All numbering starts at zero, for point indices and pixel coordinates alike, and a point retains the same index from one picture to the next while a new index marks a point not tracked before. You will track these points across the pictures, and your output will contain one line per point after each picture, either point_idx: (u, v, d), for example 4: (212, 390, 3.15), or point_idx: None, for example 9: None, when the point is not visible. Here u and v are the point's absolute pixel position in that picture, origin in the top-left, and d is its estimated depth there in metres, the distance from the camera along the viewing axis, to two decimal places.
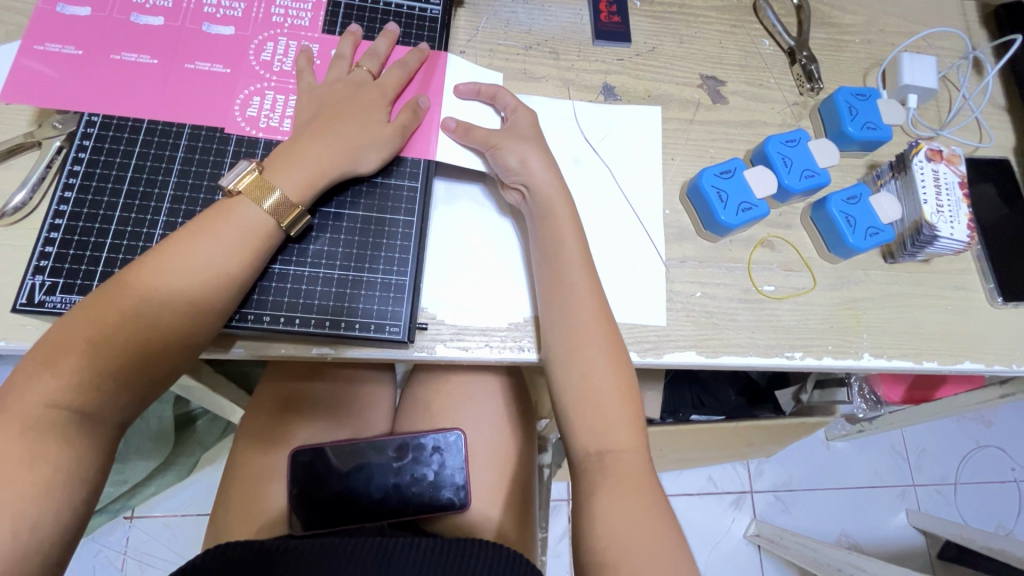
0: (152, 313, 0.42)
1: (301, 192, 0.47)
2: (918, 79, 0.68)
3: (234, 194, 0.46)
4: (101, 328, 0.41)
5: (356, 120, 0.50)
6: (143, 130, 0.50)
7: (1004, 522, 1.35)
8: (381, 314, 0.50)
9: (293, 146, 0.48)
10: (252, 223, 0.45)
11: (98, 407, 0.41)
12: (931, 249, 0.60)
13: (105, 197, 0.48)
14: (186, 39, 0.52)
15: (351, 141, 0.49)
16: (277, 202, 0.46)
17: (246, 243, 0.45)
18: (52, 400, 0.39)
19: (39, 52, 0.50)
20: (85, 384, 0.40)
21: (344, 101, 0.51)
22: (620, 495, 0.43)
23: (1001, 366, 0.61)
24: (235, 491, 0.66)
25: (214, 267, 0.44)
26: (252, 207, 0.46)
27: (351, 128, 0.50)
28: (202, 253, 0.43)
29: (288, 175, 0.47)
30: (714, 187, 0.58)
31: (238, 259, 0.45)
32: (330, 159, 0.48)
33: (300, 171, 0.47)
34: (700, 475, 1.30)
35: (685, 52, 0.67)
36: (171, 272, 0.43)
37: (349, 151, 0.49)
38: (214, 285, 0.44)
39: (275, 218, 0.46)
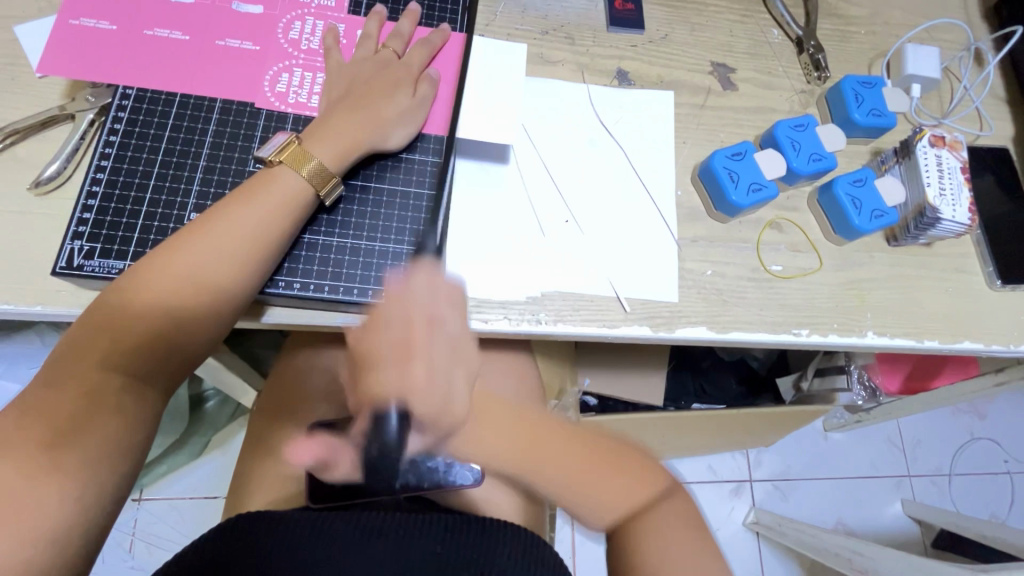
0: (202, 280, 0.44)
1: (336, 161, 0.50)
2: (921, 69, 0.70)
3: (273, 165, 0.49)
4: (165, 295, 0.43)
5: (384, 96, 0.53)
6: (176, 104, 0.51)
7: (996, 513, 1.38)
8: (404, 283, 0.52)
9: (326, 122, 0.51)
10: (290, 191, 0.48)
11: (148, 368, 0.43)
12: (934, 231, 0.63)
13: (140, 167, 0.49)
14: (216, 16, 0.53)
15: (380, 115, 0.52)
16: (314, 168, 0.49)
17: (285, 211, 0.47)
18: (107, 363, 0.41)
19: (75, 27, 0.51)
20: (141, 346, 0.42)
21: (373, 78, 0.53)
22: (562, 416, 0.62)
23: (999, 346, 0.63)
24: (254, 463, 0.67)
25: (262, 232, 0.46)
26: (291, 175, 0.48)
27: (380, 103, 0.52)
28: (245, 222, 0.46)
29: (323, 145, 0.49)
30: (726, 169, 0.60)
31: (281, 224, 0.47)
32: (361, 132, 0.51)
33: (335, 143, 0.50)
34: (700, 463, 1.32)
35: (696, 40, 0.69)
36: (218, 242, 0.45)
37: (380, 125, 0.52)
38: (257, 251, 0.46)
39: (311, 185, 0.48)
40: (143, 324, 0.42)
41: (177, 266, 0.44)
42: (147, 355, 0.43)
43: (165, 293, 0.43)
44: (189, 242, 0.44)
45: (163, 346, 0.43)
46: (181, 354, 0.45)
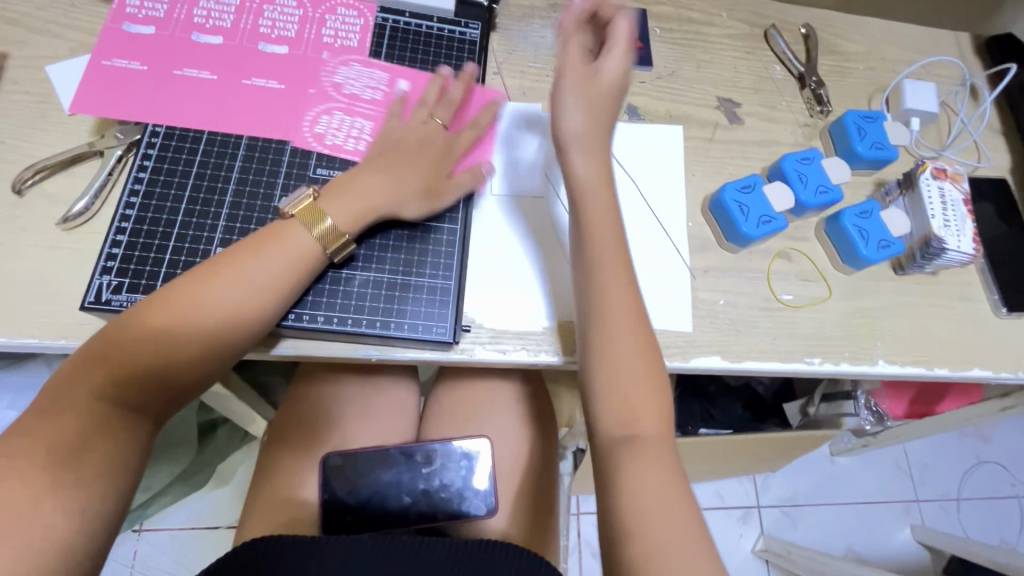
0: (194, 327, 0.44)
1: (350, 221, 0.50)
2: (920, 103, 0.72)
3: (287, 218, 0.49)
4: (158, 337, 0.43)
5: (415, 164, 0.54)
6: (204, 141, 0.52)
7: (1006, 538, 1.37)
8: (427, 316, 0.53)
9: (352, 181, 0.51)
10: (300, 247, 0.48)
11: (141, 399, 0.43)
12: (940, 261, 0.64)
13: (168, 203, 0.50)
14: (244, 57, 0.55)
15: (402, 180, 0.52)
16: (328, 228, 0.49)
17: (293, 268, 0.48)
18: (101, 394, 0.42)
19: (107, 67, 0.53)
20: (128, 378, 0.42)
21: (407, 149, 0.54)
22: (647, 471, 0.43)
23: (1007, 373, 0.64)
24: (266, 495, 0.67)
25: (265, 284, 0.46)
26: (301, 231, 0.48)
27: (406, 170, 0.53)
28: (247, 271, 0.46)
29: (338, 204, 0.50)
30: (736, 201, 0.61)
31: (286, 277, 0.47)
32: (381, 197, 0.51)
33: (351, 203, 0.50)
34: (708, 489, 1.31)
35: (702, 76, 0.72)
36: (217, 286, 0.45)
37: (400, 192, 0.52)
38: (254, 300, 0.46)
39: (320, 244, 0.48)
40: (133, 357, 0.43)
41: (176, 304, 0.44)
42: (133, 387, 0.43)
43: (161, 329, 0.43)
44: (192, 284, 0.45)
45: (153, 381, 0.44)
46: (167, 390, 0.45)
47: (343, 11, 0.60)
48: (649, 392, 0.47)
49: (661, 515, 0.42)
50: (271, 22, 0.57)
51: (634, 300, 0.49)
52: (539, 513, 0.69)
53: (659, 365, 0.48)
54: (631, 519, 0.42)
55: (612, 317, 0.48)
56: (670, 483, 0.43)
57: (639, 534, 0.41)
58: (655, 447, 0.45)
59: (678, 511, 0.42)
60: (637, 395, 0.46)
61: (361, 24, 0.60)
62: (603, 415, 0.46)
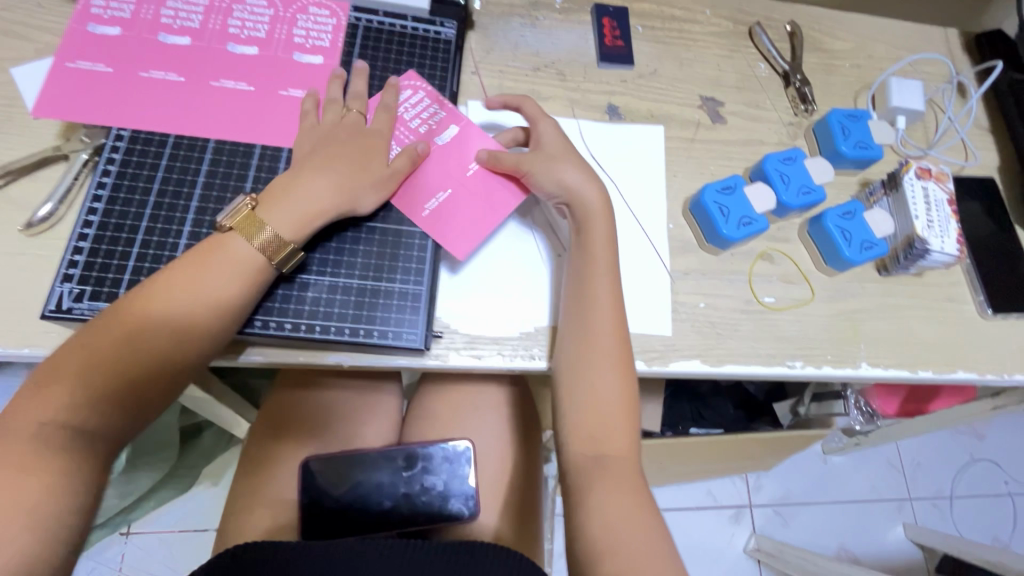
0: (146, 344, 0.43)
1: (294, 230, 0.48)
2: (906, 102, 0.71)
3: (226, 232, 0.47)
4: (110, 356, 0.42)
5: (357, 163, 0.51)
6: (170, 144, 0.52)
7: (999, 536, 1.37)
8: (398, 323, 0.52)
9: (295, 185, 0.49)
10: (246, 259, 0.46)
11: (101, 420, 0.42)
12: (923, 262, 0.63)
13: (132, 209, 0.49)
14: (212, 58, 0.54)
15: (348, 177, 0.50)
16: (268, 238, 0.47)
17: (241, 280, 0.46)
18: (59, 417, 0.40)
19: (71, 69, 0.52)
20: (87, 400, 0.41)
21: (346, 143, 0.52)
22: (616, 493, 0.47)
23: (993, 375, 0.63)
24: (243, 502, 0.66)
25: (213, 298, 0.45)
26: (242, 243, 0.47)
27: (349, 166, 0.51)
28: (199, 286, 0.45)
29: (279, 214, 0.48)
30: (717, 203, 0.60)
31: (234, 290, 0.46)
32: (329, 197, 0.49)
33: (292, 211, 0.48)
34: (700, 489, 1.31)
35: (685, 74, 0.70)
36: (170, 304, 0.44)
37: (346, 189, 0.50)
38: (208, 314, 0.45)
39: (262, 255, 0.47)
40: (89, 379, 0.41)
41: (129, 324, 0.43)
42: (94, 408, 0.41)
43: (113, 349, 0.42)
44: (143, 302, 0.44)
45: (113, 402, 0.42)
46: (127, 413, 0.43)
47: (315, 10, 0.58)
48: (621, 421, 0.50)
49: (638, 536, 0.45)
50: (241, 22, 0.56)
51: (619, 325, 0.52)
52: (520, 518, 0.69)
53: (633, 385, 0.52)
54: (608, 544, 0.44)
55: (595, 348, 0.51)
56: (637, 501, 0.47)
57: (613, 552, 0.44)
58: (625, 470, 0.49)
59: (644, 527, 0.45)
60: (609, 422, 0.50)
61: (333, 24, 0.59)
62: (577, 435, 0.51)
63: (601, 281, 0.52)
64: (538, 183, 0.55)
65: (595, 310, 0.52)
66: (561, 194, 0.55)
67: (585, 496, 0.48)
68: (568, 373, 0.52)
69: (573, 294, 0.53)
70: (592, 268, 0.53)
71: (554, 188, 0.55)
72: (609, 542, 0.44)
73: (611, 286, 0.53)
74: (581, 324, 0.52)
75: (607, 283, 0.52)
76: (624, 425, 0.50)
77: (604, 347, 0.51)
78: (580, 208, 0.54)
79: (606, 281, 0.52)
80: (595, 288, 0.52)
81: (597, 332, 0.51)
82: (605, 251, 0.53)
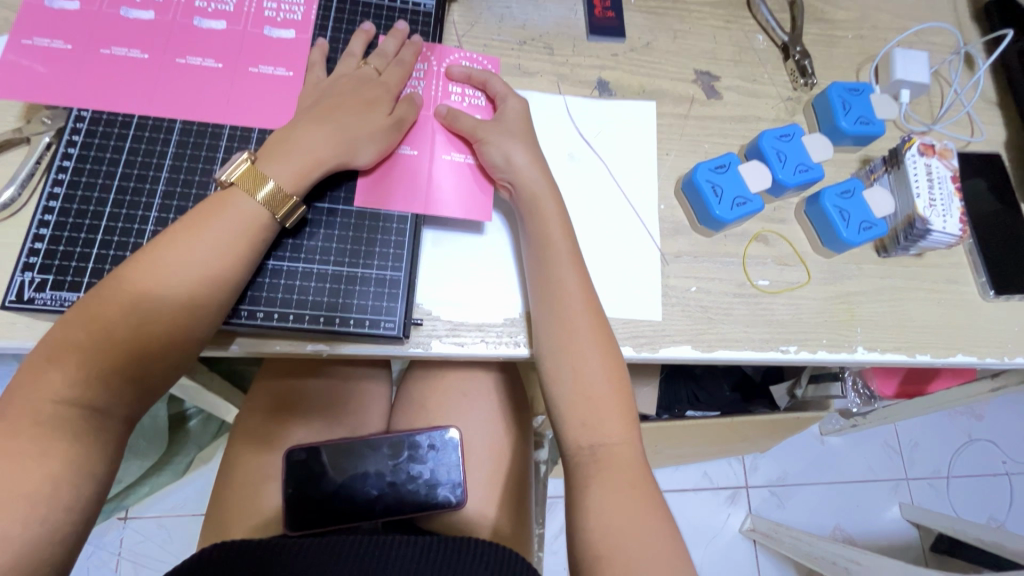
0: (150, 314, 0.41)
1: (296, 182, 0.46)
2: (910, 74, 0.68)
3: (227, 187, 0.45)
4: (113, 328, 0.40)
5: (356, 111, 0.50)
6: (134, 125, 0.49)
7: (995, 515, 1.37)
8: (375, 310, 0.50)
9: (291, 135, 0.47)
10: (248, 217, 0.44)
11: (102, 400, 0.40)
12: (924, 242, 0.61)
13: (95, 193, 0.47)
14: (176, 33, 0.51)
15: (348, 128, 0.49)
16: (271, 190, 0.45)
17: (247, 244, 0.44)
18: (60, 396, 0.39)
19: (27, 47, 0.49)
20: (87, 378, 0.39)
21: (347, 96, 0.50)
22: (614, 489, 0.45)
23: (993, 359, 0.62)
24: (228, 491, 0.65)
25: (214, 264, 0.43)
26: (245, 199, 0.45)
27: (350, 118, 0.49)
28: (196, 247, 0.42)
29: (280, 165, 0.46)
30: (709, 182, 0.58)
31: (238, 254, 0.44)
32: (327, 149, 0.48)
33: (294, 160, 0.46)
34: (696, 470, 1.30)
35: (679, 47, 0.67)
36: (163, 269, 0.42)
37: (345, 140, 0.48)
38: (213, 283, 0.43)
39: (268, 209, 0.45)
40: (96, 349, 0.40)
41: (125, 292, 0.41)
42: (99, 386, 0.40)
43: (111, 321, 0.40)
44: (138, 266, 0.41)
45: (115, 380, 0.40)
46: (135, 387, 0.42)
47: None
48: (615, 402, 0.49)
49: (640, 533, 0.43)
50: None
51: (592, 305, 0.51)
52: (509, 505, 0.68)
53: (619, 360, 0.50)
54: (605, 547, 0.43)
55: (579, 333, 0.50)
56: (639, 491, 0.46)
57: (609, 557, 0.42)
58: (621, 462, 0.47)
59: (645, 522, 0.44)
60: (605, 414, 0.48)
61: None
62: (568, 425, 0.49)
63: (555, 266, 0.51)
64: (488, 154, 0.53)
65: (565, 291, 0.50)
66: (508, 169, 0.52)
67: (585, 495, 0.46)
68: (551, 359, 0.50)
69: (539, 276, 0.51)
70: (551, 250, 0.51)
71: (500, 160, 0.52)
72: (607, 541, 0.43)
73: (563, 267, 0.51)
74: (550, 305, 0.50)
75: (569, 259, 0.51)
76: (622, 415, 0.49)
77: (582, 329, 0.50)
78: (530, 188, 0.52)
79: (562, 266, 0.51)
80: (562, 268, 0.51)
81: (574, 316, 0.50)
82: (562, 227, 0.52)
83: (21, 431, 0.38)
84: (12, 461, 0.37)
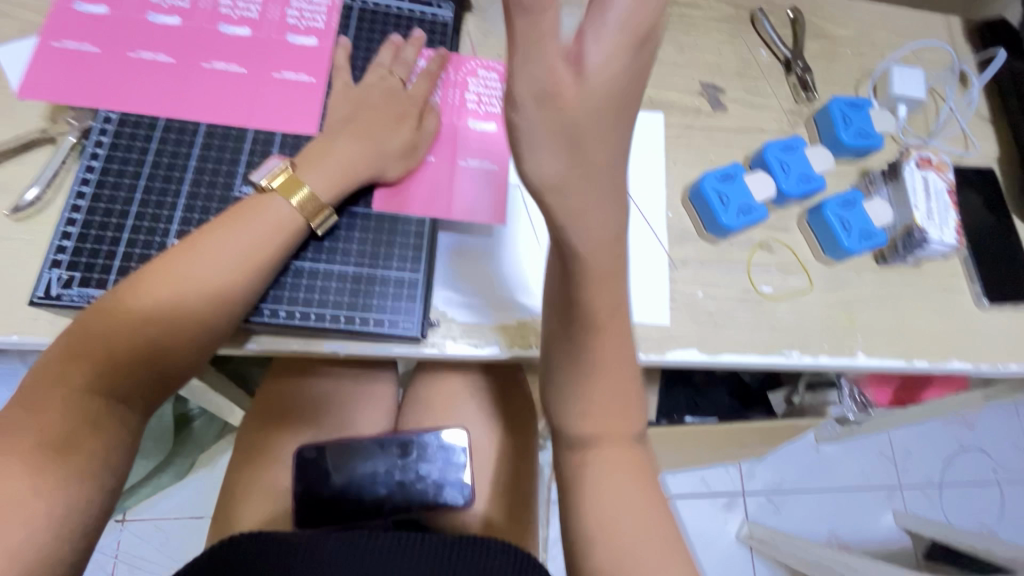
0: (182, 310, 0.42)
1: (332, 190, 0.48)
2: (908, 90, 0.70)
3: (264, 191, 0.47)
4: (147, 321, 0.41)
5: (388, 126, 0.52)
6: (160, 127, 0.50)
7: (986, 523, 1.39)
8: (393, 311, 0.51)
9: (328, 146, 0.49)
10: (282, 220, 0.46)
11: (131, 393, 0.41)
12: (921, 252, 0.63)
13: (122, 192, 0.48)
14: (202, 38, 0.53)
15: (381, 141, 0.51)
16: (307, 197, 0.47)
17: (277, 243, 0.46)
18: (89, 387, 0.40)
19: (57, 50, 0.51)
20: (118, 371, 0.40)
21: (378, 108, 0.52)
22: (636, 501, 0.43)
23: (987, 365, 0.64)
24: (237, 490, 0.65)
25: (245, 263, 0.44)
26: (281, 203, 0.47)
27: (382, 130, 0.51)
28: (232, 244, 0.44)
29: (318, 174, 0.48)
30: (716, 190, 0.60)
31: (268, 254, 0.46)
32: (363, 160, 0.50)
33: (330, 170, 0.48)
34: (694, 476, 1.32)
35: (685, 60, 0.69)
36: (201, 266, 0.43)
37: (378, 152, 0.51)
38: (244, 283, 0.45)
39: (301, 214, 0.47)
40: (127, 340, 0.41)
41: (162, 289, 0.42)
42: (127, 378, 0.41)
43: (147, 314, 0.41)
44: (174, 263, 0.43)
45: (146, 371, 0.42)
46: (163, 381, 0.43)
47: None
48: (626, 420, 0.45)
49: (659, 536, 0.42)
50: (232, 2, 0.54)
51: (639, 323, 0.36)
52: (515, 507, 0.68)
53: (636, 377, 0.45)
54: None
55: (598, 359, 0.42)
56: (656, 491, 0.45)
57: None
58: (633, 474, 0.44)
59: None
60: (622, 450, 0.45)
61: (326, 5, 0.57)
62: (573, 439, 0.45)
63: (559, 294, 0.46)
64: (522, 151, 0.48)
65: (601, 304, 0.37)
66: (532, 112, 0.30)
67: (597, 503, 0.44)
68: (558, 390, 0.44)
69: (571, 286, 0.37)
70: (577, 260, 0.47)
71: None
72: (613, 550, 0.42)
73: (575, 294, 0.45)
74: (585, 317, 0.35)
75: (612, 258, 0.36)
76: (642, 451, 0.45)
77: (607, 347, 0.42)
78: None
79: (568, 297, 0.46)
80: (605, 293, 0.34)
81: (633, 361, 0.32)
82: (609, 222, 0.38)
83: (53, 425, 0.38)
84: (41, 454, 0.37)
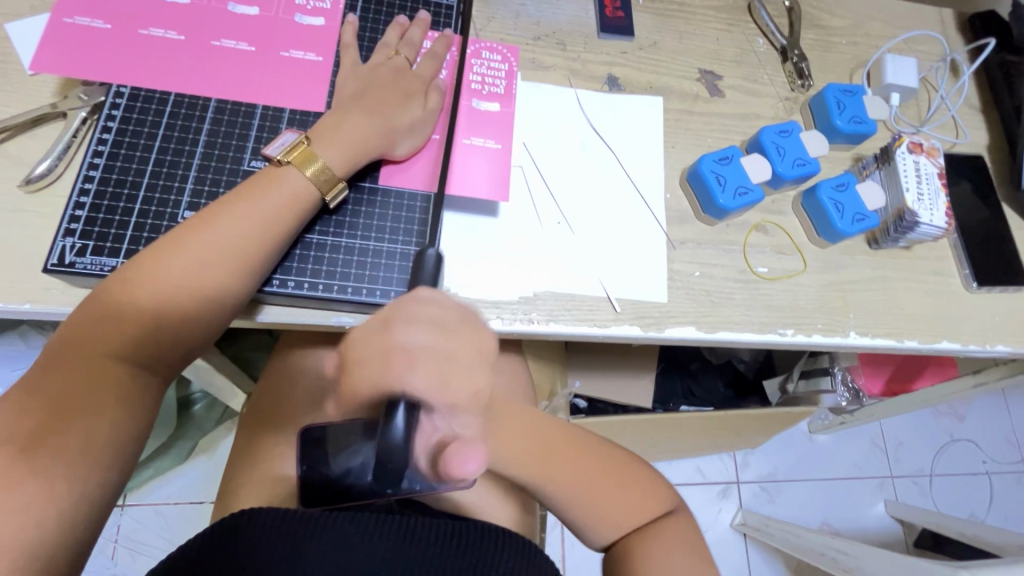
0: (198, 280, 0.44)
1: (345, 165, 0.50)
2: (900, 78, 0.72)
3: (280, 165, 0.48)
4: (165, 290, 0.43)
5: (397, 104, 0.53)
6: (170, 102, 0.51)
7: (976, 512, 1.41)
8: (399, 283, 0.52)
9: (340, 122, 0.50)
10: (295, 192, 0.48)
11: (153, 357, 0.43)
12: (912, 235, 0.65)
13: (133, 165, 0.49)
14: (212, 16, 0.54)
15: (390, 118, 0.52)
16: (319, 170, 0.49)
17: (289, 216, 0.47)
18: (114, 351, 0.41)
19: (68, 25, 0.51)
20: (142, 337, 0.42)
21: (386, 86, 0.53)
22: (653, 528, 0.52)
23: (975, 346, 0.65)
24: (241, 466, 0.66)
25: (258, 235, 0.46)
26: (295, 174, 0.48)
27: (390, 106, 0.52)
28: (246, 217, 0.45)
29: (332, 148, 0.49)
30: (714, 172, 0.61)
31: (281, 226, 0.47)
32: (374, 136, 0.51)
33: (340, 144, 0.49)
34: (688, 465, 1.34)
35: (684, 47, 0.71)
36: (216, 238, 0.44)
37: (387, 130, 0.52)
38: (258, 255, 0.46)
39: (314, 186, 0.48)
40: (148, 309, 0.42)
41: (179, 259, 0.43)
42: (149, 344, 0.43)
43: (165, 284, 0.43)
44: (190, 234, 0.44)
45: (167, 339, 0.44)
46: (181, 348, 0.45)
47: None
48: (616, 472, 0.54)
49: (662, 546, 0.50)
50: None
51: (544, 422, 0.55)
52: None
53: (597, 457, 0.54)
54: None
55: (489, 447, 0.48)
56: (657, 511, 0.53)
57: None
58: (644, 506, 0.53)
59: None
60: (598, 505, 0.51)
61: None
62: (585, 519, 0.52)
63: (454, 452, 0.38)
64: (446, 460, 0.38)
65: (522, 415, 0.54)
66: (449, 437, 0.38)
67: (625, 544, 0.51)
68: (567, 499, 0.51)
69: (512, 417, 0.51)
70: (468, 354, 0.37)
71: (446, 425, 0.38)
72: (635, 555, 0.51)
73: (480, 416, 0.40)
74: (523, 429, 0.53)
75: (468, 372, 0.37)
76: (623, 496, 0.52)
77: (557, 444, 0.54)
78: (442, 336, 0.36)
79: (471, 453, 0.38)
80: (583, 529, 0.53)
81: (509, 429, 0.51)
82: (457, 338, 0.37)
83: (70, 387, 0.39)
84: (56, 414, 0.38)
